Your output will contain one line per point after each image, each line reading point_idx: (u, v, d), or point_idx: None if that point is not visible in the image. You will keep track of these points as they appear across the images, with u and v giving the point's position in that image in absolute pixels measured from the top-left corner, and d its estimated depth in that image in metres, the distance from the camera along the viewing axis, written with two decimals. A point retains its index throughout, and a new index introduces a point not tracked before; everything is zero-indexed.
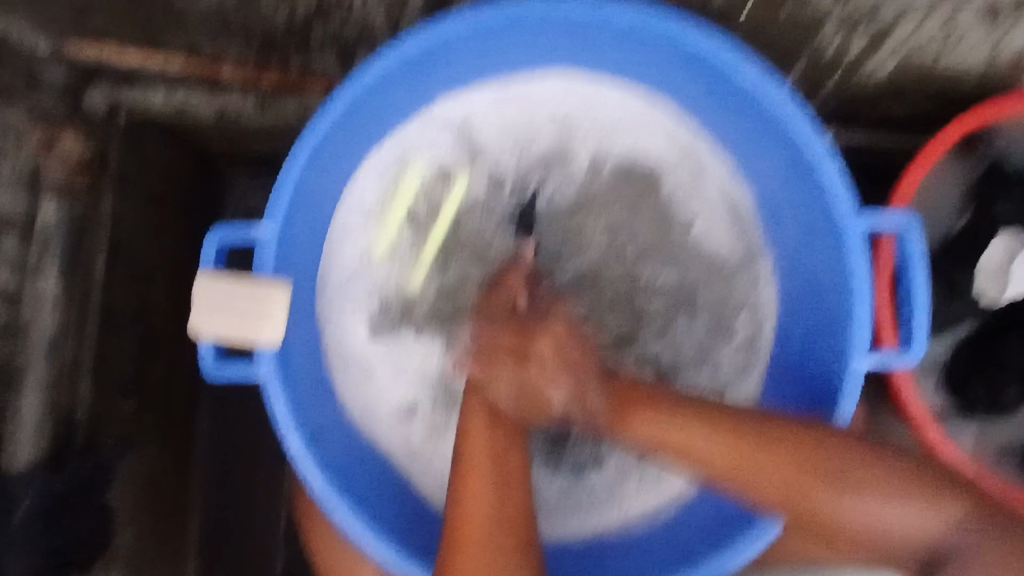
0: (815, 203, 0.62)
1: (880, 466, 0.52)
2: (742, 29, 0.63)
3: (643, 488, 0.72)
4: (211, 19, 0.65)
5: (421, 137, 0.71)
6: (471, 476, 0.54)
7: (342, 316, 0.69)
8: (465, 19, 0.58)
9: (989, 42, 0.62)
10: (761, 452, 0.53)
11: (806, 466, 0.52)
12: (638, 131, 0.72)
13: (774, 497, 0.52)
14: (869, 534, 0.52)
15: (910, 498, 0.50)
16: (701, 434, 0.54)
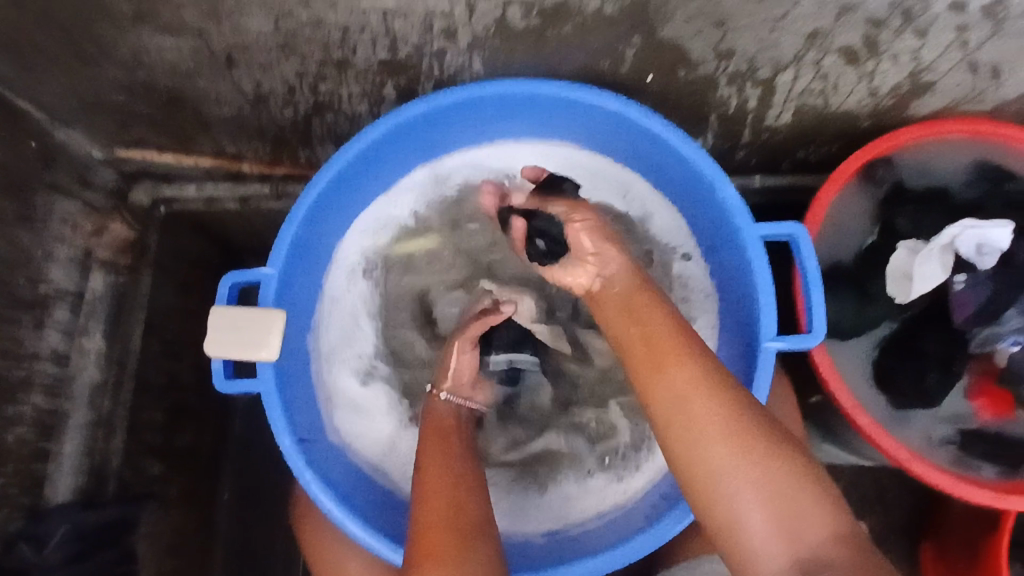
0: (724, 232, 0.71)
1: (810, 485, 0.49)
2: (656, 96, 0.76)
3: (606, 485, 0.76)
4: (230, 125, 0.81)
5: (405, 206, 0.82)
6: (429, 492, 0.58)
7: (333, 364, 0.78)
8: (425, 101, 0.69)
9: (863, 85, 0.74)
10: (708, 400, 0.53)
11: (740, 430, 0.51)
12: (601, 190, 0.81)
13: (698, 445, 0.52)
14: (757, 528, 0.48)
15: (820, 516, 0.48)
16: (673, 355, 0.56)
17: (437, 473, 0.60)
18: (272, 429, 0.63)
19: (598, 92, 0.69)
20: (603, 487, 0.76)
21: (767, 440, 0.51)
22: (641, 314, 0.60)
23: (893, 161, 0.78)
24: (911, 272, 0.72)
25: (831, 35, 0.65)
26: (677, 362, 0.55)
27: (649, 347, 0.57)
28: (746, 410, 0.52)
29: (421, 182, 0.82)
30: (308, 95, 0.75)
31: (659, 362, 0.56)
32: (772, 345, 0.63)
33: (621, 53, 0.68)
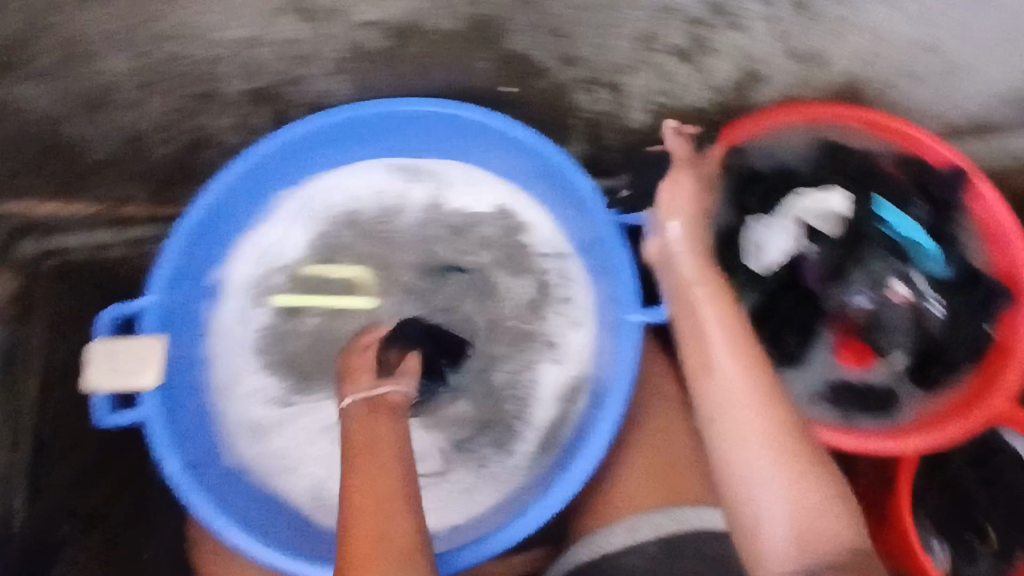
0: (590, 224, 0.76)
1: (814, 479, 0.52)
2: (518, 107, 0.81)
3: (503, 466, 0.79)
4: (111, 169, 0.82)
5: (280, 235, 0.82)
6: (355, 521, 0.51)
7: (229, 394, 0.78)
8: (306, 125, 0.73)
9: (702, 81, 0.81)
10: (752, 396, 0.54)
11: (775, 424, 0.53)
12: (464, 193, 0.84)
13: (736, 442, 0.53)
14: (760, 515, 0.51)
15: (817, 510, 0.50)
16: (700, 348, 0.58)
17: (366, 489, 0.53)
18: (155, 455, 0.64)
19: (462, 105, 0.74)
20: (503, 472, 0.79)
21: (785, 435, 0.53)
22: (685, 283, 0.61)
23: (743, 148, 0.86)
24: (759, 242, 0.82)
25: (661, 36, 0.72)
26: (730, 345, 0.56)
27: (696, 341, 0.58)
28: (784, 397, 0.55)
29: (294, 207, 0.82)
30: (184, 132, 0.77)
31: (710, 361, 0.57)
32: (636, 317, 0.68)
33: (475, 68, 0.73)
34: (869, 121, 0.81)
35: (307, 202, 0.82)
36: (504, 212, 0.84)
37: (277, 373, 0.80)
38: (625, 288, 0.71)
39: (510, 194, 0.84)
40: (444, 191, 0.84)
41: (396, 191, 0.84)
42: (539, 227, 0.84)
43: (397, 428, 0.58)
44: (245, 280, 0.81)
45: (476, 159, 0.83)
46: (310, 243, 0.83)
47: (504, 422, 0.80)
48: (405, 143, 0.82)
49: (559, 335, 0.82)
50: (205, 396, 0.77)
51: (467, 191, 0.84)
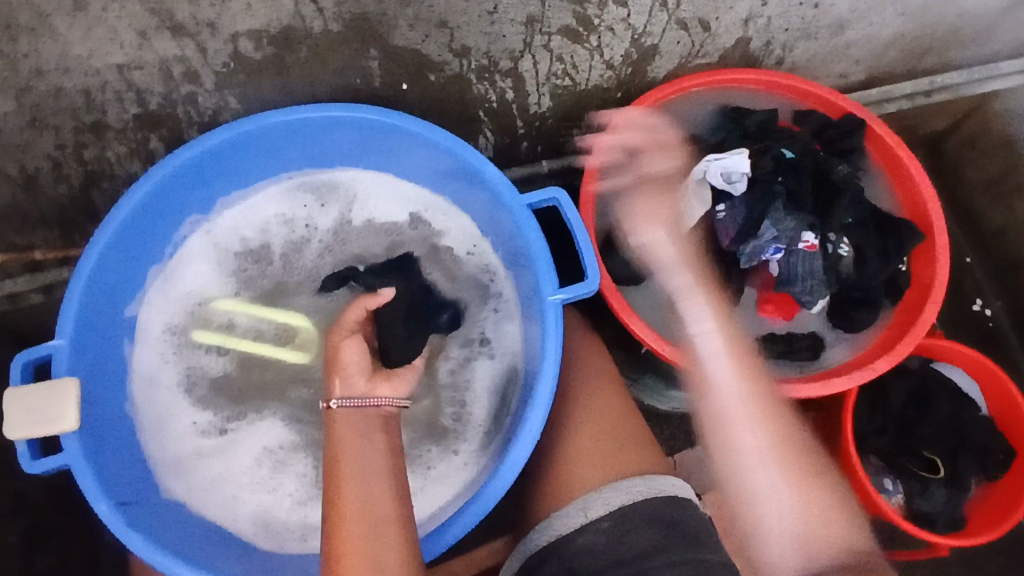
0: (501, 212, 0.75)
1: (798, 494, 0.63)
2: (421, 104, 0.81)
3: (452, 465, 0.79)
4: (8, 216, 0.80)
5: (193, 272, 0.80)
6: (343, 521, 0.57)
7: (163, 437, 0.76)
8: (197, 146, 0.69)
9: (597, 59, 0.83)
10: (767, 415, 0.67)
11: (793, 450, 0.66)
12: (373, 207, 0.85)
13: (775, 459, 0.65)
14: (766, 522, 0.63)
15: (811, 519, 0.62)
16: (740, 390, 0.68)
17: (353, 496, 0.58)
18: (84, 497, 0.61)
19: (357, 108, 0.72)
20: (450, 470, 0.79)
21: (790, 447, 0.66)
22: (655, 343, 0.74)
23: (647, 121, 0.88)
24: (673, 212, 0.80)
25: (545, 18, 0.74)
26: (746, 396, 0.68)
27: (731, 367, 0.69)
28: (784, 408, 0.68)
29: (204, 242, 0.81)
30: (77, 167, 0.75)
31: (722, 388, 0.68)
32: (556, 298, 0.68)
33: (369, 68, 0.73)
34: (764, 81, 0.85)
35: (215, 231, 0.81)
36: (416, 221, 0.85)
37: (214, 403, 0.79)
38: (541, 271, 0.70)
39: (416, 193, 0.85)
40: (352, 203, 0.85)
41: (304, 212, 0.84)
42: (452, 228, 0.85)
43: (372, 437, 0.62)
44: (161, 319, 0.78)
45: (372, 166, 0.83)
46: (225, 270, 0.82)
47: (446, 421, 0.81)
48: (305, 156, 0.80)
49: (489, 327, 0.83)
50: (135, 443, 0.73)
51: (376, 204, 0.85)
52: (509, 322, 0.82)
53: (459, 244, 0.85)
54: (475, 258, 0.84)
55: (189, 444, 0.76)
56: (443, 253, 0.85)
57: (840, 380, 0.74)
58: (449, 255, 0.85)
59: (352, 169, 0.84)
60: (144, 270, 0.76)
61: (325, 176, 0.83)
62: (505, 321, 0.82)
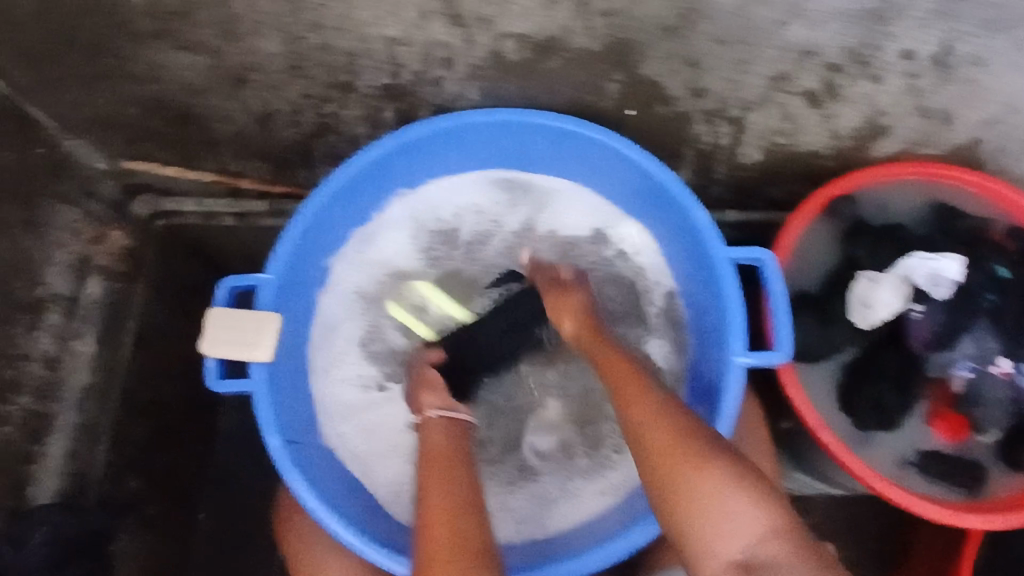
0: (698, 257, 0.76)
1: (722, 482, 0.55)
2: (635, 130, 0.82)
3: (587, 490, 0.79)
4: (236, 144, 0.86)
5: (385, 240, 0.85)
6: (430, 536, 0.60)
7: (327, 385, 0.80)
8: (432, 124, 0.75)
9: (824, 126, 0.80)
10: (655, 415, 0.60)
11: (677, 435, 0.58)
12: (563, 213, 0.87)
13: (657, 442, 0.58)
14: (706, 531, 0.54)
15: (736, 510, 0.54)
16: (654, 422, 0.60)
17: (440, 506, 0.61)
18: (260, 426, 0.66)
19: (584, 124, 0.75)
20: (582, 492, 0.79)
21: (690, 439, 0.57)
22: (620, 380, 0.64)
23: (855, 198, 0.84)
24: (869, 301, 0.77)
25: (793, 78, 0.72)
26: (661, 426, 0.59)
27: (618, 386, 0.64)
28: (688, 419, 0.60)
29: (399, 213, 0.85)
30: (313, 116, 0.80)
31: (626, 399, 0.62)
32: (742, 360, 0.67)
33: (603, 88, 0.74)
34: (981, 185, 0.80)
35: (414, 206, 0.85)
36: (603, 237, 0.86)
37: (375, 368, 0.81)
38: (731, 327, 0.69)
39: (607, 214, 0.86)
40: (542, 209, 0.87)
41: (496, 207, 0.87)
42: (641, 252, 0.86)
43: (453, 457, 0.67)
44: (348, 276, 0.83)
45: (571, 178, 0.86)
46: (415, 244, 0.85)
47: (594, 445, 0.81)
48: (513, 155, 0.84)
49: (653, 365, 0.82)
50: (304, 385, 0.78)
51: (566, 213, 0.87)
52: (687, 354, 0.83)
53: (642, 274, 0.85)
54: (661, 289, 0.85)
55: (348, 396, 0.80)
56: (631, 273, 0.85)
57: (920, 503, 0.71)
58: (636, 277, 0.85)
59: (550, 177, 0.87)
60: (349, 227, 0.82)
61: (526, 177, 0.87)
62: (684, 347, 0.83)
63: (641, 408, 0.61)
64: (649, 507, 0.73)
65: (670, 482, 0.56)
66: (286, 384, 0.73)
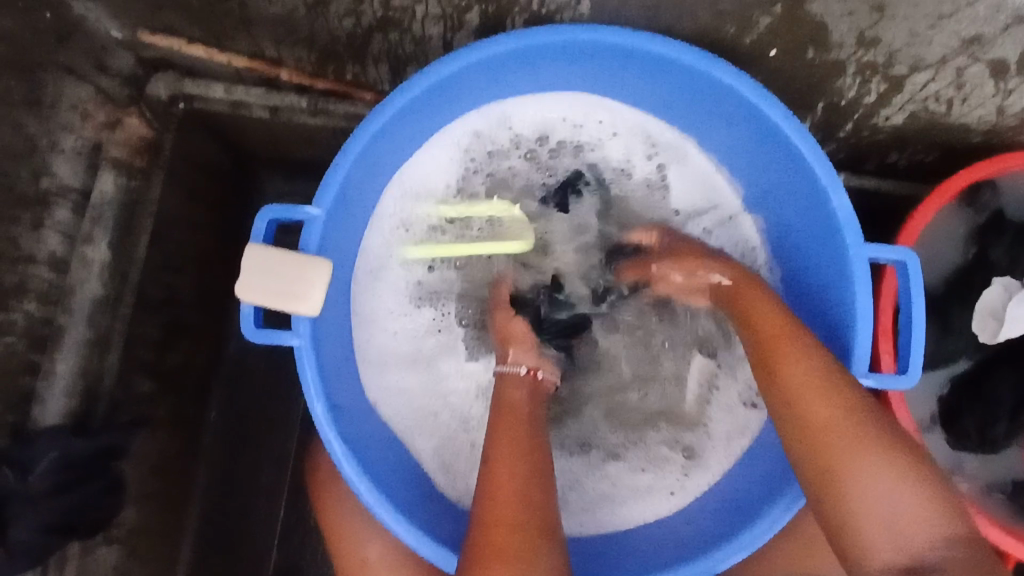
0: (822, 243, 0.65)
1: (905, 473, 0.51)
2: (763, 74, 0.68)
3: (658, 481, 0.74)
4: (278, 26, 0.71)
5: (440, 170, 0.76)
6: (496, 501, 0.54)
7: (376, 331, 0.73)
8: (524, 37, 0.61)
9: (995, 99, 0.65)
10: (813, 383, 0.56)
11: (846, 420, 0.54)
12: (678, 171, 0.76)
13: (814, 407, 0.55)
14: (870, 531, 0.51)
15: (921, 500, 0.50)
16: (794, 360, 0.58)
17: (511, 462, 0.57)
18: (304, 394, 0.58)
19: (716, 61, 0.60)
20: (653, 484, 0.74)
21: (880, 436, 0.53)
22: (767, 336, 0.61)
23: (1001, 186, 0.71)
24: (1001, 313, 0.68)
25: (991, 43, 0.58)
26: (822, 394, 0.55)
27: (766, 350, 0.60)
28: (862, 399, 0.55)
29: (460, 139, 0.75)
30: (377, 7, 0.65)
31: (776, 346, 0.59)
32: (860, 381, 0.59)
33: (751, 20, 0.60)
34: None
35: (484, 137, 0.76)
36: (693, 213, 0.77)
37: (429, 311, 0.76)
38: (855, 339, 0.60)
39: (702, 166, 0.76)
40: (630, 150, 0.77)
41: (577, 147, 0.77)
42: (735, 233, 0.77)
43: (533, 417, 0.62)
44: (403, 208, 0.75)
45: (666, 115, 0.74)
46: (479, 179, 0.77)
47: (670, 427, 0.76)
48: (608, 79, 0.71)
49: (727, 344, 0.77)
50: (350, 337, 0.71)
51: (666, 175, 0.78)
52: None
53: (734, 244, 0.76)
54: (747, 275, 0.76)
55: (397, 344, 0.74)
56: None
57: (995, 531, 0.64)
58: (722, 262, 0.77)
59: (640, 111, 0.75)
60: (407, 153, 0.72)
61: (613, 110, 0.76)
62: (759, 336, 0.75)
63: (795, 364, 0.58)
64: (718, 513, 0.69)
65: (829, 441, 0.54)
66: (333, 339, 0.66)
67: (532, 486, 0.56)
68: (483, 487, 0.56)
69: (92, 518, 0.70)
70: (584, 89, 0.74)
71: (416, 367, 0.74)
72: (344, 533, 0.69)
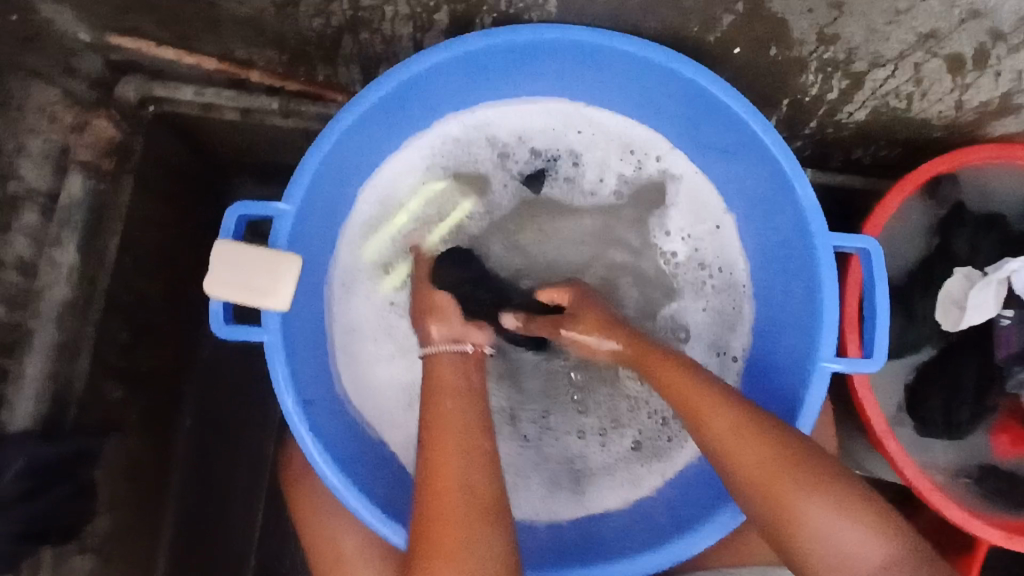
0: (787, 233, 0.66)
1: (846, 495, 0.53)
2: (728, 70, 0.69)
3: (624, 469, 0.77)
4: (247, 27, 0.70)
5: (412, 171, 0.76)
6: (441, 471, 0.54)
7: (353, 327, 0.75)
8: (491, 36, 0.61)
9: (953, 95, 0.67)
10: (756, 441, 0.55)
11: (775, 465, 0.54)
12: (651, 170, 0.77)
13: (742, 468, 0.55)
14: (817, 554, 0.52)
15: (865, 528, 0.51)
16: (720, 419, 0.56)
17: (450, 419, 0.57)
18: (273, 385, 0.58)
19: (681, 57, 0.62)
20: (622, 476, 0.76)
21: (811, 465, 0.54)
22: (692, 401, 0.58)
23: (960, 179, 0.73)
24: (963, 300, 0.69)
25: (946, 39, 0.59)
26: (741, 431, 0.56)
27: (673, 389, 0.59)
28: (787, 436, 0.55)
29: (433, 137, 0.76)
30: (346, 8, 0.65)
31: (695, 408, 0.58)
32: (828, 366, 0.60)
33: (715, 19, 0.61)
34: None
35: (454, 138, 0.76)
36: (660, 224, 0.78)
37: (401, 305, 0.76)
38: (821, 327, 0.61)
39: (670, 162, 0.77)
40: (599, 152, 0.78)
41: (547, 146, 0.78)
42: (712, 236, 0.77)
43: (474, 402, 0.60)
44: (371, 205, 0.76)
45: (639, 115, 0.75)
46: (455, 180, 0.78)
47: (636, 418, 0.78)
48: (580, 78, 0.71)
49: (712, 319, 0.77)
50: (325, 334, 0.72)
51: (637, 184, 0.78)
52: (739, 323, 0.76)
53: (697, 218, 0.77)
54: (721, 280, 0.77)
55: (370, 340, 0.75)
56: (688, 271, 0.78)
57: (961, 515, 0.66)
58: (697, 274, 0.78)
59: (612, 112, 0.76)
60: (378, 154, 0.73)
61: (584, 107, 0.76)
62: (730, 336, 0.76)
63: (718, 424, 0.56)
64: (690, 508, 0.70)
65: (749, 459, 0.55)
66: (303, 336, 0.66)
67: (472, 457, 0.55)
68: (424, 458, 0.55)
69: (61, 528, 0.69)
70: (555, 92, 0.75)
71: (388, 366, 0.75)
72: (318, 529, 0.68)
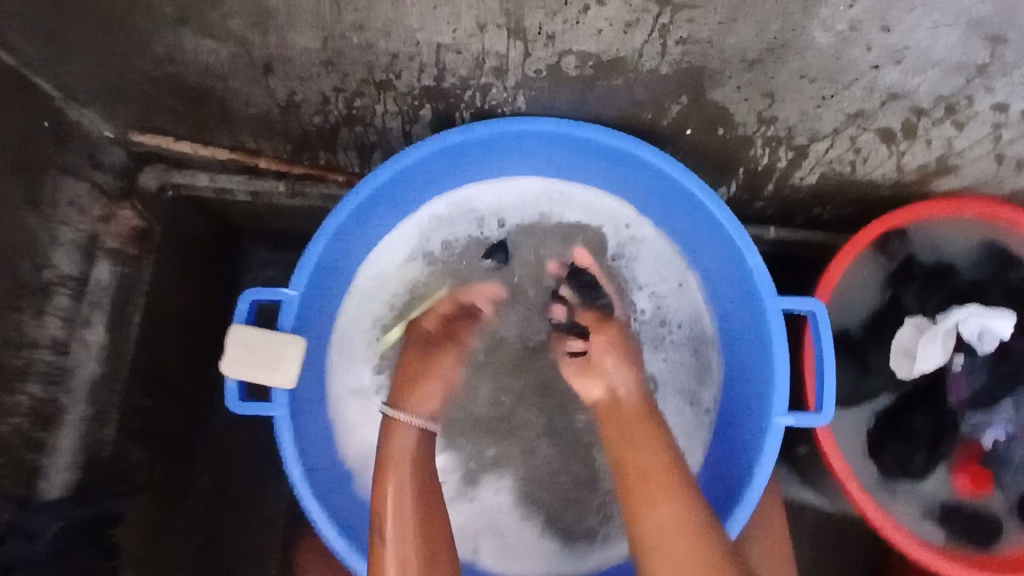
0: (742, 298, 0.73)
1: None
2: (685, 148, 0.76)
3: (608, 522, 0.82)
4: (256, 123, 0.79)
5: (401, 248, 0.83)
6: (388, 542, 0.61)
7: (343, 393, 0.80)
8: (471, 132, 0.69)
9: (891, 160, 0.74)
10: (677, 510, 0.60)
11: (692, 546, 0.58)
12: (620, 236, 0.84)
13: (651, 528, 0.60)
14: None
15: None
16: (662, 483, 0.61)
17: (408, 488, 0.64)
18: (282, 457, 0.64)
19: (641, 144, 0.69)
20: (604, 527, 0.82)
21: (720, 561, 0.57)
22: (638, 450, 0.63)
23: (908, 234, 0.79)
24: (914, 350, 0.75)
25: (873, 116, 0.66)
26: (673, 503, 0.60)
27: (625, 434, 0.65)
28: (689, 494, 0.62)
29: (419, 216, 0.83)
30: (342, 107, 0.74)
31: (652, 482, 0.61)
32: (782, 421, 0.65)
33: (666, 108, 0.68)
34: None
35: (438, 215, 0.84)
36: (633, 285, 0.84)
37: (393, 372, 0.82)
38: (775, 384, 0.67)
39: (634, 229, 0.84)
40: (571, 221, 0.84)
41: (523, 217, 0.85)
42: (674, 295, 0.83)
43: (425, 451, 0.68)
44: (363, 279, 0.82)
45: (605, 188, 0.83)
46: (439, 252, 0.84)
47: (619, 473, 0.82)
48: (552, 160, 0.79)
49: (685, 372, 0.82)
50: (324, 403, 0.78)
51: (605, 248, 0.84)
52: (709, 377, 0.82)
53: (660, 279, 0.84)
54: (683, 334, 0.83)
55: (361, 405, 0.81)
56: (653, 329, 0.83)
57: (924, 551, 0.70)
58: (665, 328, 0.83)
59: (580, 186, 0.84)
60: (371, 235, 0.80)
61: (556, 183, 0.84)
62: (700, 390, 0.82)
63: (659, 483, 0.61)
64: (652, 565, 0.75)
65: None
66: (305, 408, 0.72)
67: (430, 530, 0.63)
68: (376, 527, 0.63)
69: None
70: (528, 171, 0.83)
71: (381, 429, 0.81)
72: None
